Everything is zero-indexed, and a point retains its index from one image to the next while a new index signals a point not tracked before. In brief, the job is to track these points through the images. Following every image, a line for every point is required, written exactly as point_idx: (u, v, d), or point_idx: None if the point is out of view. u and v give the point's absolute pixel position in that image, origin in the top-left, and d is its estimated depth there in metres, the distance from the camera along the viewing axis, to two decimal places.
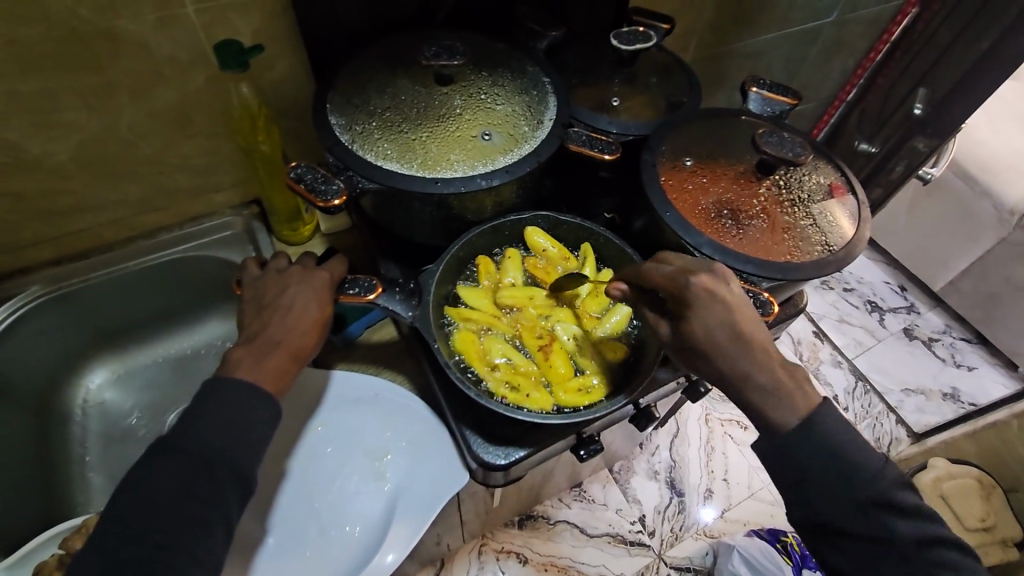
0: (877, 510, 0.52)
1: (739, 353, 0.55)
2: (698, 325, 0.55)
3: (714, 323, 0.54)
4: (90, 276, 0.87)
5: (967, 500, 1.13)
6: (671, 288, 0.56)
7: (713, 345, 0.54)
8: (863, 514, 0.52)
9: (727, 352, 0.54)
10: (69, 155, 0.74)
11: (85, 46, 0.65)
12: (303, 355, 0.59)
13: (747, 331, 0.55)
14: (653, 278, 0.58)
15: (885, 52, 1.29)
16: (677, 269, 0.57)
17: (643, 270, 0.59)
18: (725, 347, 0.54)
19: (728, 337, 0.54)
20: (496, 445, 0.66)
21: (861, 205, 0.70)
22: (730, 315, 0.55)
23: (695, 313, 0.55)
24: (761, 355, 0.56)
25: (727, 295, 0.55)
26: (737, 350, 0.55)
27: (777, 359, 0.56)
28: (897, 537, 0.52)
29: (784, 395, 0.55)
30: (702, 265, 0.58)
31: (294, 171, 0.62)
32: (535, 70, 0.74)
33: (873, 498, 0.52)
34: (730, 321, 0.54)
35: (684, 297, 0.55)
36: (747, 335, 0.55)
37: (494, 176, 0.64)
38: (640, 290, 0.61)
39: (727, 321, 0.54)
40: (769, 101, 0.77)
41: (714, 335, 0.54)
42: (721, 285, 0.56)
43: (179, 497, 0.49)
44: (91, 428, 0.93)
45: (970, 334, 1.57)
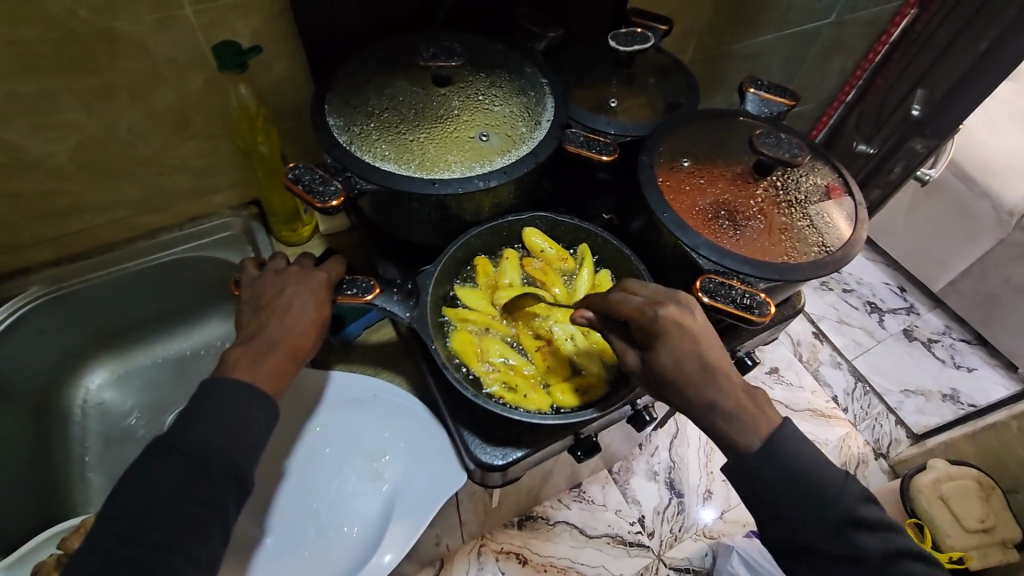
0: (866, 513, 0.54)
1: (703, 383, 0.54)
2: (667, 355, 0.55)
3: (681, 353, 0.54)
4: (89, 276, 0.87)
5: (967, 502, 1.09)
6: (638, 319, 0.56)
7: (681, 375, 0.54)
8: (854, 521, 0.53)
9: (693, 383, 0.54)
10: (69, 155, 0.74)
11: (85, 47, 0.65)
12: (302, 355, 0.59)
13: (714, 358, 0.55)
14: (621, 309, 0.57)
15: (883, 54, 1.30)
16: (643, 299, 0.57)
17: (611, 301, 0.59)
18: (693, 376, 0.54)
19: (697, 367, 0.54)
20: (494, 446, 0.66)
21: (858, 206, 0.70)
22: (698, 345, 0.55)
23: (663, 345, 0.55)
24: (724, 383, 0.55)
25: (694, 325, 0.55)
26: (702, 380, 0.54)
27: (742, 387, 0.56)
28: (885, 542, 0.53)
29: (755, 404, 0.56)
30: (668, 296, 0.58)
31: (292, 172, 0.62)
32: (533, 71, 0.74)
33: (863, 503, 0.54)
34: (698, 350, 0.54)
35: (653, 328, 0.55)
36: (715, 364, 0.55)
37: (492, 176, 0.65)
38: (608, 320, 0.60)
39: (695, 350, 0.54)
40: (766, 102, 0.77)
41: (683, 367, 0.54)
42: (690, 316, 0.56)
43: (176, 497, 0.49)
44: (91, 428, 0.93)
45: (969, 335, 1.57)
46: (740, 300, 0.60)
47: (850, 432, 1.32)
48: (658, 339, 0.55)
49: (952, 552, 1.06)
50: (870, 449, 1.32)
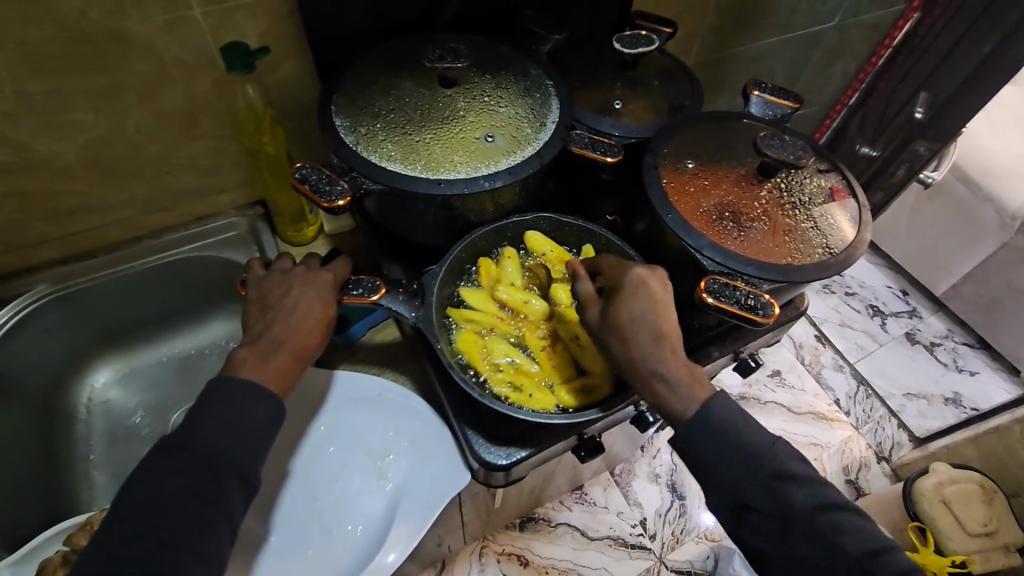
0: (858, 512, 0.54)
1: (648, 340, 0.57)
2: (624, 307, 0.58)
3: (639, 306, 0.58)
4: (95, 275, 0.87)
5: (969, 506, 1.10)
6: (613, 274, 0.62)
7: (628, 322, 0.58)
8: (850, 520, 0.53)
9: (639, 337, 0.57)
10: (77, 155, 0.75)
11: (95, 47, 0.66)
12: (308, 355, 0.59)
13: (667, 324, 0.58)
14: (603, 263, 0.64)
15: (887, 57, 1.30)
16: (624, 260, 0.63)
17: (598, 258, 0.65)
18: (640, 330, 0.57)
19: (649, 324, 0.57)
20: (498, 445, 0.66)
21: (862, 208, 0.70)
22: (654, 304, 0.58)
23: (624, 293, 0.59)
24: (669, 350, 0.57)
25: (659, 290, 0.59)
26: (649, 337, 0.57)
27: (687, 362, 0.58)
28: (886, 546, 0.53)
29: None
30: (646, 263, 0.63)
31: (299, 172, 0.62)
32: (538, 73, 0.74)
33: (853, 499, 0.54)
34: (654, 310, 0.58)
35: (619, 281, 0.60)
36: (666, 329, 0.58)
37: (497, 177, 0.65)
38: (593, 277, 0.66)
39: (651, 307, 0.58)
40: (770, 104, 0.78)
41: (637, 318, 0.58)
42: (659, 281, 0.60)
43: (184, 495, 0.50)
44: (95, 428, 0.94)
45: (972, 339, 1.56)
46: (744, 301, 0.61)
47: (853, 436, 1.32)
48: (620, 288, 0.60)
49: (955, 556, 1.04)
50: (871, 452, 1.32)
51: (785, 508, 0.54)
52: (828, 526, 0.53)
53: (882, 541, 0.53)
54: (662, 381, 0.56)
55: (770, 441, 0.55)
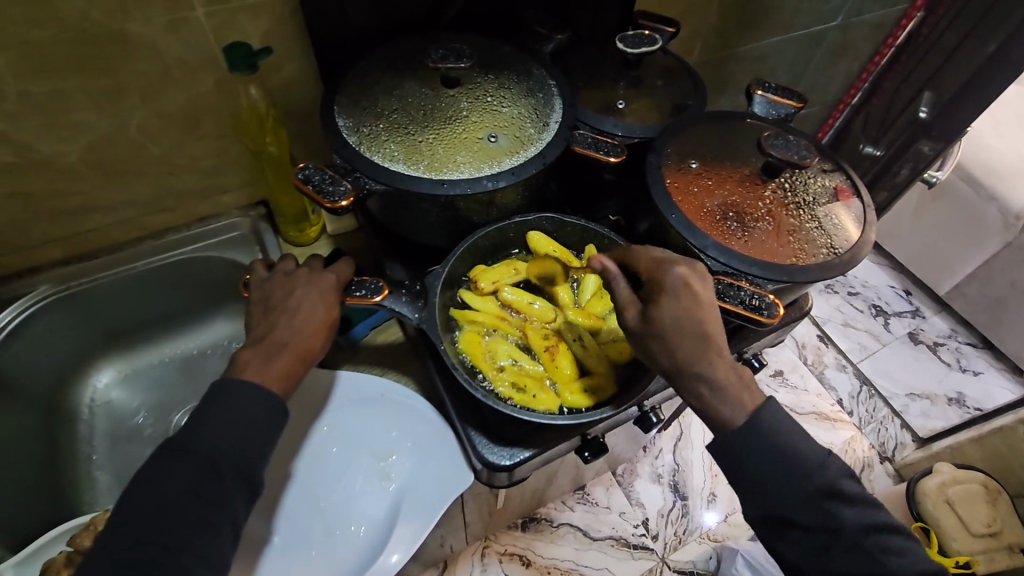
0: (851, 511, 0.54)
1: (695, 346, 0.56)
2: (668, 313, 0.56)
3: (683, 313, 0.56)
4: (98, 276, 0.87)
5: (974, 507, 1.09)
6: (653, 274, 0.60)
7: (672, 328, 0.56)
8: (849, 523, 0.53)
9: (685, 344, 0.56)
10: (80, 155, 0.75)
11: (97, 48, 0.66)
12: (311, 356, 0.59)
13: (712, 328, 0.57)
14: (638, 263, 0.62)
15: (890, 57, 1.30)
16: (662, 257, 0.61)
17: (632, 254, 0.63)
18: (686, 335, 0.56)
19: (693, 330, 0.56)
20: (502, 446, 0.66)
21: (867, 207, 0.70)
22: (698, 308, 0.57)
23: (667, 298, 0.57)
24: (716, 353, 0.56)
25: (702, 292, 0.58)
26: (695, 342, 0.56)
27: (731, 365, 0.57)
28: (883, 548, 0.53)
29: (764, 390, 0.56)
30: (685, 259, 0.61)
31: (302, 172, 0.62)
32: (541, 73, 0.74)
33: (847, 499, 0.54)
34: (698, 314, 0.57)
35: (661, 284, 0.58)
36: (710, 332, 0.56)
37: (501, 178, 0.65)
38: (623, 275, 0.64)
39: (695, 313, 0.56)
40: (774, 104, 0.77)
41: (682, 325, 0.56)
42: (701, 282, 0.59)
43: (186, 498, 0.49)
44: (98, 428, 0.94)
45: (975, 339, 1.56)
46: (749, 301, 0.60)
47: (856, 436, 1.32)
48: (661, 291, 0.58)
49: (959, 557, 1.05)
50: (874, 452, 1.32)
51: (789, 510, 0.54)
52: (833, 526, 0.53)
53: (886, 545, 0.53)
54: (708, 388, 0.56)
55: (776, 444, 0.55)
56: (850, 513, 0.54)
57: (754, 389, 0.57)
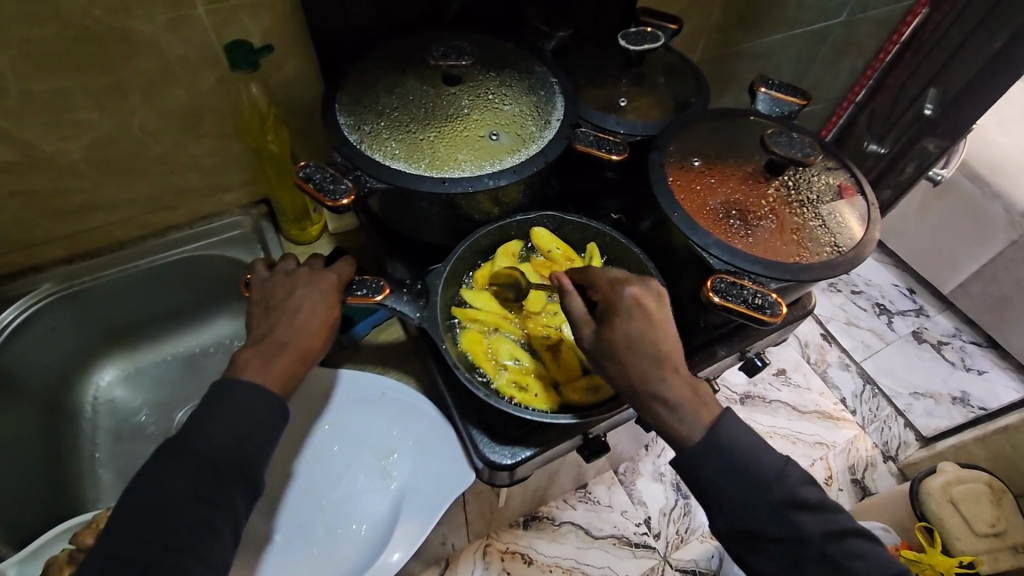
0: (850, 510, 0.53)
1: (649, 365, 0.55)
2: (622, 332, 0.56)
3: (635, 332, 0.56)
4: (101, 275, 0.88)
5: (977, 506, 1.09)
6: (606, 293, 0.59)
7: (626, 345, 0.55)
8: None
9: (639, 364, 0.55)
10: (81, 154, 0.75)
11: (98, 46, 0.65)
12: (312, 357, 0.59)
13: (667, 346, 0.56)
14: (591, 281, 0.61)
15: (894, 53, 1.31)
16: (613, 277, 0.60)
17: (586, 273, 0.62)
18: (641, 353, 0.55)
19: (648, 348, 0.55)
20: (503, 445, 0.66)
21: (870, 206, 0.70)
22: (651, 326, 0.56)
23: (620, 319, 0.57)
24: (671, 371, 0.55)
25: (653, 310, 0.57)
26: (650, 361, 0.55)
27: (689, 384, 0.56)
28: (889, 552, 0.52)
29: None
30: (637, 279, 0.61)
31: (303, 170, 0.62)
32: (543, 70, 0.74)
33: None
34: (652, 332, 0.56)
35: (614, 304, 0.58)
36: (665, 351, 0.56)
37: (502, 176, 0.65)
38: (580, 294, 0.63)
39: (649, 330, 0.56)
40: (778, 101, 0.77)
41: (636, 346, 0.55)
42: (652, 301, 0.58)
43: (186, 499, 0.49)
44: (102, 426, 0.94)
45: (980, 338, 1.55)
46: (752, 300, 0.60)
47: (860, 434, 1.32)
48: (615, 309, 0.57)
49: (963, 556, 1.04)
50: (878, 452, 1.31)
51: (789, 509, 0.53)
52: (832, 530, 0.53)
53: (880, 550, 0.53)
54: (663, 405, 0.55)
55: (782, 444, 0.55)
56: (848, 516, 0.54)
57: (711, 405, 0.56)
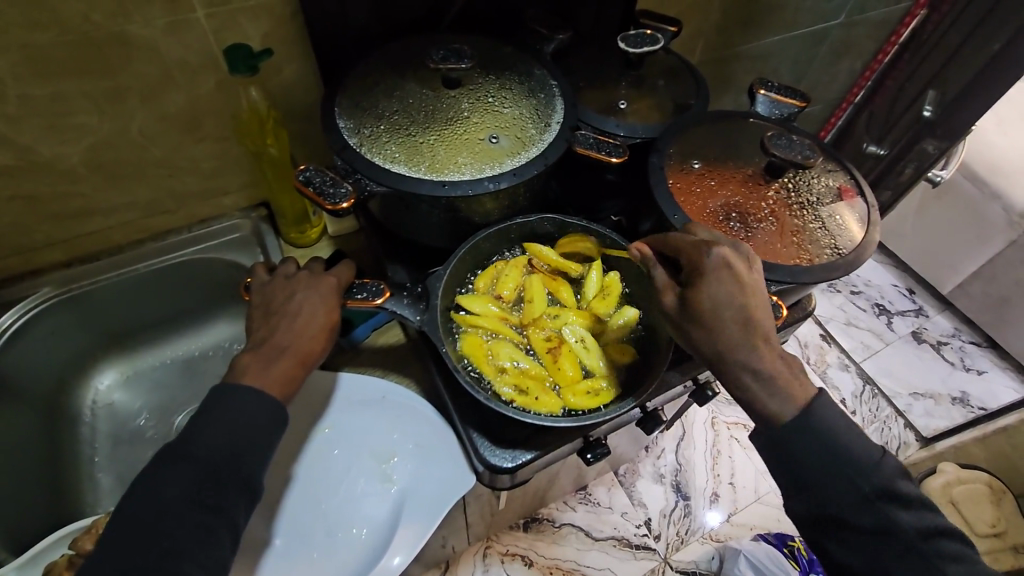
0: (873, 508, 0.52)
1: (738, 330, 0.55)
2: (709, 290, 0.56)
3: (722, 295, 0.56)
4: (101, 278, 0.87)
5: (978, 507, 1.15)
6: (690, 255, 0.59)
7: (713, 310, 0.56)
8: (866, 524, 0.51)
9: (727, 329, 0.55)
10: (80, 157, 0.75)
11: (98, 51, 0.65)
12: (311, 360, 0.59)
13: (757, 312, 0.56)
14: (676, 243, 0.61)
15: (893, 55, 1.30)
16: (698, 240, 0.60)
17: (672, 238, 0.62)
18: (727, 320, 0.55)
19: (734, 309, 0.55)
20: (504, 448, 0.66)
21: (871, 208, 0.70)
22: (739, 291, 0.56)
23: (708, 281, 0.56)
24: (762, 341, 0.56)
25: (742, 272, 0.57)
26: (738, 330, 0.55)
27: (781, 354, 0.56)
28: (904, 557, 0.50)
29: (787, 395, 0.54)
30: (726, 243, 0.60)
31: (303, 174, 0.62)
32: (542, 73, 0.74)
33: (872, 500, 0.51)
34: (740, 297, 0.56)
35: (700, 264, 0.57)
36: (755, 316, 0.56)
37: (502, 179, 0.64)
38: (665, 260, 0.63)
39: (737, 295, 0.56)
40: (777, 103, 0.77)
41: (721, 311, 0.55)
42: (741, 264, 0.58)
43: (186, 505, 0.49)
44: (101, 429, 0.94)
45: (979, 338, 1.55)
46: None
47: None
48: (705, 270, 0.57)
49: None
50: None
51: (807, 506, 0.53)
52: (867, 529, 0.51)
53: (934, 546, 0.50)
54: (752, 375, 0.55)
55: (795, 443, 0.53)
56: (897, 515, 0.51)
57: (804, 382, 0.55)
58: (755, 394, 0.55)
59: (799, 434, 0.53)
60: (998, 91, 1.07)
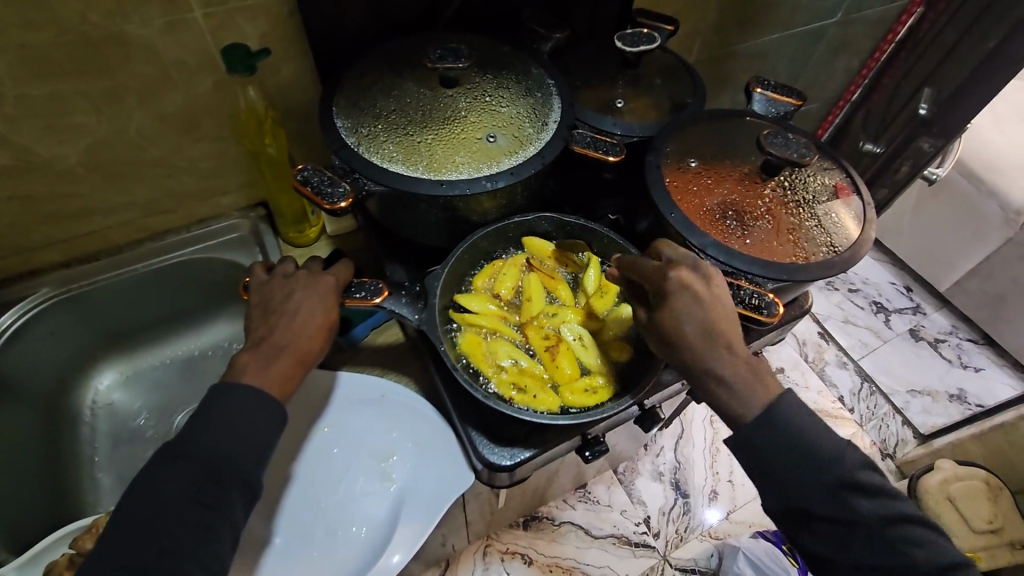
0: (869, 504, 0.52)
1: (700, 345, 0.55)
2: (668, 309, 0.56)
3: (684, 312, 0.55)
4: (99, 278, 0.87)
5: (974, 503, 1.15)
6: (650, 278, 0.58)
7: (676, 327, 0.55)
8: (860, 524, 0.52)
9: (690, 343, 0.55)
10: (78, 158, 0.75)
11: (95, 51, 0.65)
12: (310, 359, 0.59)
13: (719, 322, 0.55)
14: (635, 266, 0.60)
15: (889, 52, 1.28)
16: (659, 261, 0.59)
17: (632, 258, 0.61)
18: (689, 336, 0.55)
19: (696, 323, 0.55)
20: (502, 446, 0.66)
21: (866, 205, 0.70)
22: (700, 306, 0.55)
23: (669, 300, 0.56)
24: (725, 350, 0.55)
25: (702, 289, 0.56)
26: (701, 343, 0.55)
27: (747, 358, 0.56)
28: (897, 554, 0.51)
29: (754, 396, 0.55)
30: (688, 259, 0.59)
31: (301, 174, 0.62)
32: (540, 72, 0.74)
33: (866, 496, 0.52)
34: (701, 313, 0.55)
35: (661, 285, 0.57)
36: (719, 328, 0.55)
37: (499, 178, 0.65)
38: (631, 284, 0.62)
39: (698, 311, 0.55)
40: (774, 102, 0.77)
41: (683, 329, 0.55)
42: (703, 279, 0.57)
43: (185, 503, 0.50)
44: (100, 429, 0.94)
45: (976, 335, 1.56)
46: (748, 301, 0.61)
47: (858, 433, 1.32)
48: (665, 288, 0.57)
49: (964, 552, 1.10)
50: (876, 450, 1.32)
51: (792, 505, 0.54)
52: (857, 523, 0.51)
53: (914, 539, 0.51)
54: (717, 383, 0.55)
55: (790, 441, 0.54)
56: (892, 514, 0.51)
57: (770, 382, 0.55)
58: (725, 397, 0.55)
59: (790, 431, 0.54)
60: (995, 89, 1.08)
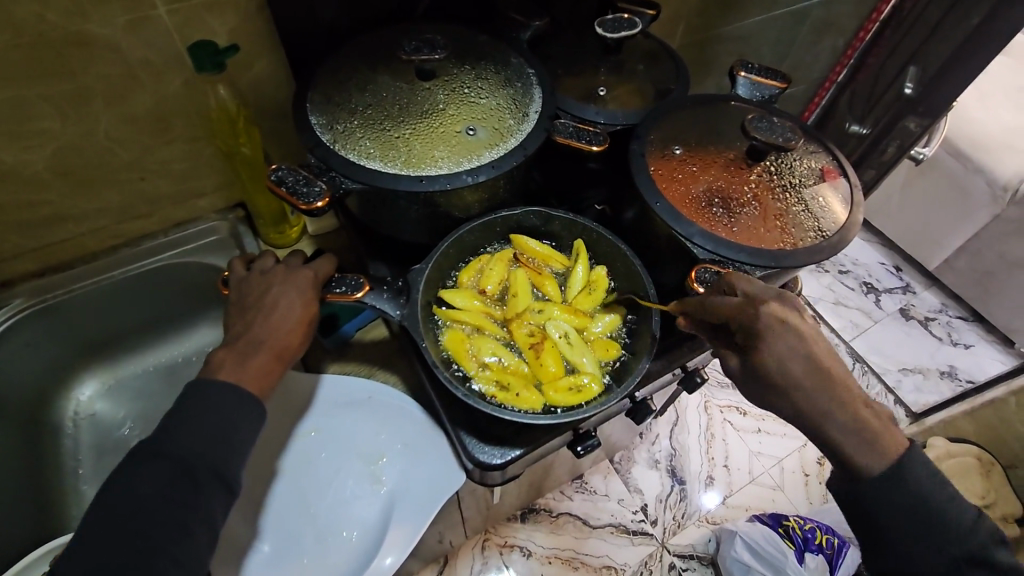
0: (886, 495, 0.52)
1: (825, 388, 0.54)
2: (770, 353, 0.54)
3: (785, 353, 0.54)
4: (75, 287, 0.85)
5: (968, 479, 1.15)
6: (738, 318, 0.55)
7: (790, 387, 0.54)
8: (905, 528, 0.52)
9: (812, 390, 0.54)
10: (46, 164, 0.72)
11: (54, 52, 0.63)
12: (289, 355, 0.58)
13: (824, 358, 0.55)
14: (719, 310, 0.56)
15: (874, 32, 1.27)
16: (742, 298, 0.56)
17: (707, 302, 0.57)
18: (802, 376, 0.54)
19: (803, 361, 0.54)
20: (492, 445, 0.65)
21: (854, 188, 0.69)
22: (802, 341, 0.55)
23: (769, 344, 0.54)
24: (847, 391, 0.55)
25: (797, 322, 0.56)
26: (831, 395, 0.54)
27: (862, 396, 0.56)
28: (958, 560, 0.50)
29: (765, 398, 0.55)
30: (768, 292, 0.57)
31: (275, 174, 0.60)
32: (519, 62, 0.72)
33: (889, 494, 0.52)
34: (803, 348, 0.55)
35: (755, 326, 0.55)
36: (827, 364, 0.55)
37: (480, 171, 0.63)
38: (703, 325, 0.59)
39: (800, 347, 0.55)
40: (758, 85, 0.76)
41: (791, 370, 0.54)
42: (789, 310, 0.56)
43: (159, 502, 0.48)
44: (83, 440, 0.92)
45: (966, 312, 1.56)
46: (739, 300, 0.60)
47: None
48: (753, 343, 0.55)
49: None
50: None
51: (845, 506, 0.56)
52: None
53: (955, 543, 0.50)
54: (841, 413, 0.54)
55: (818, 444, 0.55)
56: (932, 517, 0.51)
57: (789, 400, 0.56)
58: (831, 426, 0.54)
59: None
60: (979, 64, 1.07)
